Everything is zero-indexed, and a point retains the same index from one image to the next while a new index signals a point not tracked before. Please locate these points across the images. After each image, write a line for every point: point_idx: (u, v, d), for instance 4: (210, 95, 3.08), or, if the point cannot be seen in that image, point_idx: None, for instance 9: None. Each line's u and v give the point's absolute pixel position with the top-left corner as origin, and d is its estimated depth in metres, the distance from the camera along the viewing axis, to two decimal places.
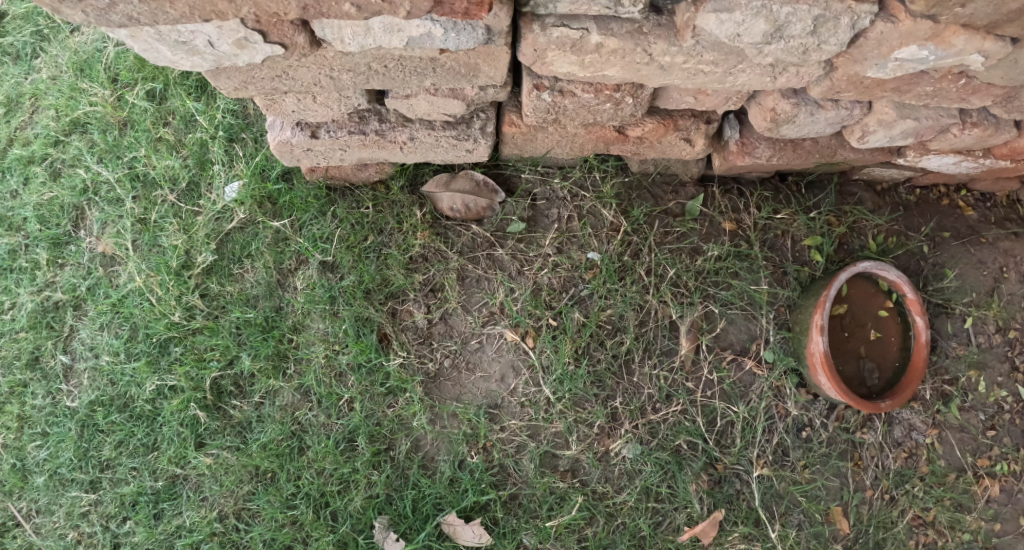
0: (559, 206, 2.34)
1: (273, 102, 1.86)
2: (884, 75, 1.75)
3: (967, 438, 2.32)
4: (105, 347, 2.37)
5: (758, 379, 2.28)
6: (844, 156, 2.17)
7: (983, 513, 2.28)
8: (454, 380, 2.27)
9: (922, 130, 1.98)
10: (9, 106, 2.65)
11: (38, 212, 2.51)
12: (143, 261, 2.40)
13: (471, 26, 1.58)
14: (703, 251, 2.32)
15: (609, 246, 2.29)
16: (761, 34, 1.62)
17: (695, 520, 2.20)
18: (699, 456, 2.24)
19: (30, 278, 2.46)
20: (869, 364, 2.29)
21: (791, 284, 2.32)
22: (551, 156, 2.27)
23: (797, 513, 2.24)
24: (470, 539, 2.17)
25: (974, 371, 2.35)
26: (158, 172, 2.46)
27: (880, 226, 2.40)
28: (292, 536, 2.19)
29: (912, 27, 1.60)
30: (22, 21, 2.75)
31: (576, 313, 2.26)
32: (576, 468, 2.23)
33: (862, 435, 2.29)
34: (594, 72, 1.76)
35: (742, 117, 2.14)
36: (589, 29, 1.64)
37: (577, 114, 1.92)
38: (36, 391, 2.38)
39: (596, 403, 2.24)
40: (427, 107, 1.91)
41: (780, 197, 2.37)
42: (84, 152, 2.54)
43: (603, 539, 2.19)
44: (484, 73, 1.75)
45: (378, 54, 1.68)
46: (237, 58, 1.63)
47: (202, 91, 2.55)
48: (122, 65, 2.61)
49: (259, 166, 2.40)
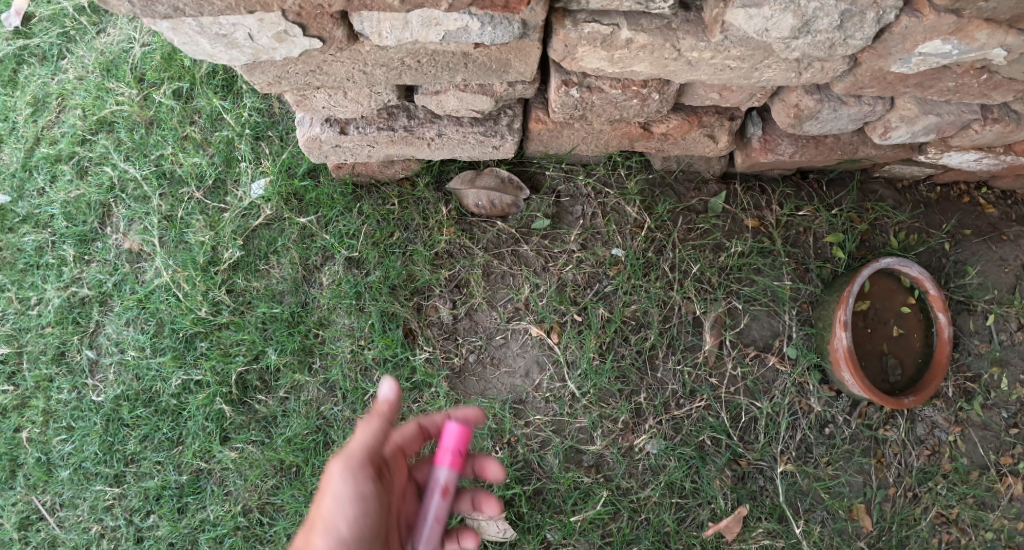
0: (583, 203, 2.35)
1: (304, 98, 1.89)
2: (908, 71, 1.76)
3: (990, 435, 2.31)
4: (132, 343, 2.39)
5: (781, 375, 2.29)
6: (866, 152, 2.18)
7: (1006, 512, 2.27)
8: (479, 375, 2.28)
9: (943, 126, 1.99)
10: (36, 106, 2.68)
11: (66, 209, 2.54)
12: (170, 257, 2.43)
13: (508, 19, 1.60)
14: (726, 247, 2.33)
15: (633, 243, 2.31)
16: (789, 29, 1.63)
17: (719, 516, 2.21)
18: (722, 451, 2.24)
19: (57, 274, 2.49)
20: (891, 360, 2.29)
21: (814, 281, 2.33)
22: (576, 153, 2.29)
23: (821, 510, 2.24)
24: (494, 534, 2.17)
25: (997, 368, 2.35)
26: (185, 170, 2.49)
27: (902, 223, 2.40)
28: None
29: (936, 22, 1.60)
30: (49, 23, 2.77)
31: (601, 309, 2.28)
32: (600, 464, 2.24)
33: (885, 431, 2.29)
34: (622, 68, 1.77)
35: (765, 113, 2.15)
36: (619, 24, 1.66)
37: (603, 111, 1.93)
38: (62, 385, 2.40)
39: (620, 398, 2.26)
40: (456, 103, 1.93)
41: (802, 194, 2.39)
42: (111, 150, 2.57)
43: (627, 535, 2.20)
44: (515, 69, 1.78)
45: (413, 49, 1.69)
46: (275, 51, 1.65)
47: (229, 90, 2.57)
48: (148, 65, 2.62)
49: (285, 164, 2.43)
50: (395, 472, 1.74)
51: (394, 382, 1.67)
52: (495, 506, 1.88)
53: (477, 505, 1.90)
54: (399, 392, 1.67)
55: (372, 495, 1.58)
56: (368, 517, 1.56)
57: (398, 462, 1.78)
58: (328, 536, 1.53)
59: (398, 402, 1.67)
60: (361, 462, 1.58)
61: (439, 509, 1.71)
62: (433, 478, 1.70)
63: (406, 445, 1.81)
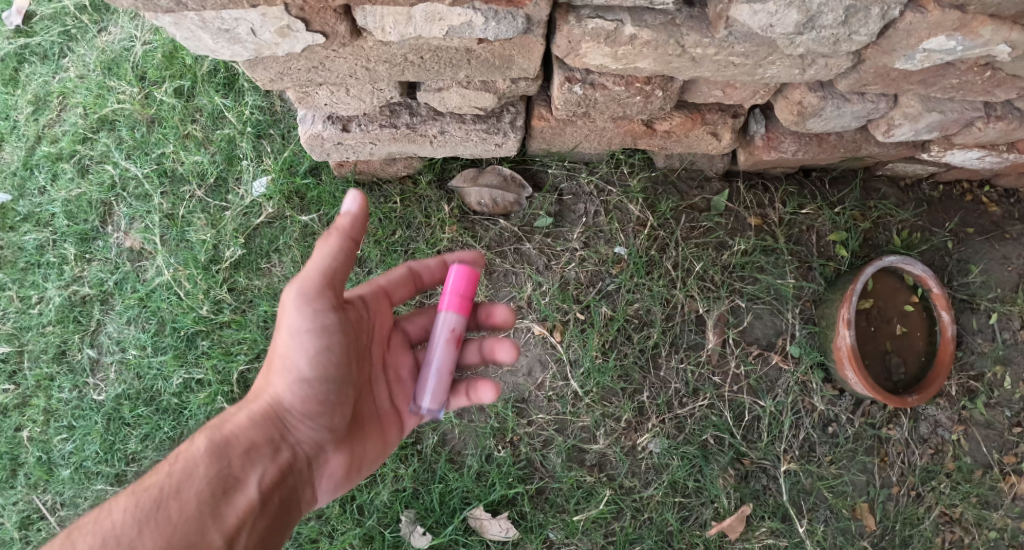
0: (586, 201, 2.35)
1: (306, 94, 1.88)
2: (913, 67, 1.75)
3: (994, 434, 2.31)
4: (133, 341, 2.39)
5: (784, 374, 2.28)
6: (869, 150, 2.18)
7: (1010, 511, 2.26)
8: (481, 374, 2.28)
9: (947, 123, 1.98)
10: (38, 105, 2.67)
11: (67, 208, 2.53)
12: (172, 256, 2.42)
13: (512, 15, 1.60)
14: (728, 245, 2.32)
15: (635, 241, 2.31)
16: (793, 25, 1.62)
17: (723, 515, 2.20)
18: (726, 450, 2.23)
19: (58, 273, 2.48)
20: (894, 359, 2.28)
21: (817, 279, 2.32)
22: (579, 151, 2.28)
23: (824, 509, 2.24)
24: (497, 534, 2.18)
25: (1000, 367, 2.35)
26: (187, 168, 2.49)
27: (905, 221, 2.39)
28: (318, 530, 2.19)
29: (941, 18, 1.60)
30: (50, 21, 2.76)
31: (604, 307, 2.27)
32: (603, 463, 2.23)
33: (888, 430, 2.29)
34: (626, 65, 1.77)
35: (768, 111, 2.14)
36: (622, 20, 1.66)
37: (606, 108, 1.93)
38: (63, 384, 2.40)
39: (623, 397, 2.25)
40: (459, 100, 1.92)
41: (805, 193, 2.38)
42: (113, 148, 2.56)
43: (630, 534, 2.19)
44: (518, 65, 1.77)
45: (416, 45, 1.69)
46: (278, 47, 1.65)
47: (230, 88, 2.55)
48: (150, 64, 2.61)
49: (287, 162, 2.42)
50: (377, 311, 1.88)
51: (360, 193, 1.64)
52: (507, 348, 1.98)
53: (484, 356, 2.01)
54: (364, 206, 1.65)
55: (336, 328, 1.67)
56: (327, 350, 1.67)
57: (382, 303, 1.91)
58: (291, 375, 1.67)
59: (365, 213, 1.65)
60: (317, 290, 1.64)
61: (447, 356, 1.84)
62: (439, 326, 1.82)
63: (395, 289, 1.95)
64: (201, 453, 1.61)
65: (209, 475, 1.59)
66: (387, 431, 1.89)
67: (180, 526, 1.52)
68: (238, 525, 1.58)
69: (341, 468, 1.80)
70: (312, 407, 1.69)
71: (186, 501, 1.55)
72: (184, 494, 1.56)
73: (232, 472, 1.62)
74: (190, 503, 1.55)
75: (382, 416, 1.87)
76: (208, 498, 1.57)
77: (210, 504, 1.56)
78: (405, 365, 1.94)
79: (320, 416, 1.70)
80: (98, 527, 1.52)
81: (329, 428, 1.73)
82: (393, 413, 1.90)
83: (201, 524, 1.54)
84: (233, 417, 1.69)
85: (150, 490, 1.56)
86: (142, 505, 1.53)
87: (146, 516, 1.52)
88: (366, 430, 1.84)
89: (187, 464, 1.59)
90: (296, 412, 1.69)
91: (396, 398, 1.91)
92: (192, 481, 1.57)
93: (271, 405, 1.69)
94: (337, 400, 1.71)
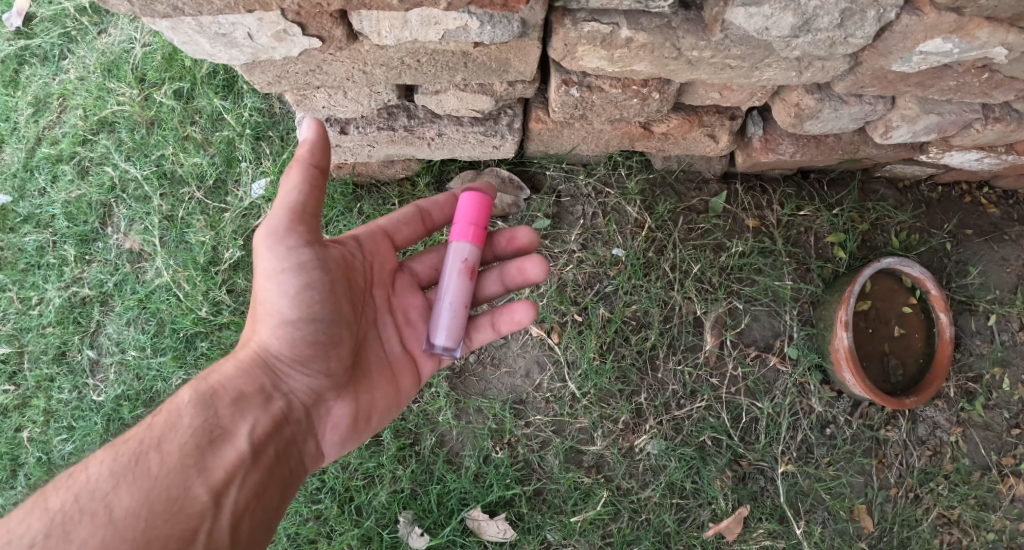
0: (584, 203, 2.35)
1: (304, 97, 1.89)
2: (909, 69, 1.75)
3: (992, 436, 2.31)
4: (132, 342, 2.40)
5: (781, 376, 2.28)
6: (867, 152, 2.18)
7: (1009, 513, 2.26)
8: (479, 375, 2.29)
9: (945, 125, 1.98)
10: (38, 106, 2.68)
11: (67, 209, 2.54)
12: (171, 257, 2.43)
13: (508, 18, 1.60)
14: (726, 247, 2.33)
15: (633, 243, 2.31)
16: (789, 27, 1.63)
17: (720, 516, 2.21)
18: (724, 452, 2.24)
19: (58, 274, 2.49)
20: (892, 361, 2.29)
21: (815, 281, 2.32)
22: (577, 153, 2.29)
23: (822, 511, 2.24)
24: (495, 535, 2.19)
25: (998, 369, 2.35)
26: (186, 170, 2.49)
27: (903, 223, 2.39)
28: (316, 531, 2.20)
29: (937, 20, 1.60)
30: (50, 23, 2.76)
31: (601, 309, 2.28)
32: (601, 464, 2.24)
33: (886, 432, 2.29)
34: (622, 67, 1.77)
35: (766, 113, 2.14)
36: (619, 23, 1.66)
37: (604, 110, 1.93)
38: (63, 385, 2.41)
39: (621, 398, 2.25)
40: (456, 103, 1.93)
41: (803, 194, 2.38)
42: (112, 150, 2.57)
43: (628, 535, 2.20)
44: (515, 68, 1.77)
45: (412, 48, 1.69)
46: (275, 51, 1.65)
47: (230, 90, 2.56)
48: (149, 66, 2.61)
49: (286, 164, 2.43)
50: (374, 252, 1.90)
51: (316, 118, 1.66)
52: (536, 263, 1.98)
53: (507, 284, 2.01)
54: (321, 131, 1.66)
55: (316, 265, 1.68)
56: (308, 290, 1.67)
57: (382, 245, 1.93)
58: (275, 320, 1.69)
59: (324, 138, 1.66)
60: (288, 224, 1.63)
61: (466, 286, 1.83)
62: (456, 256, 1.82)
63: (399, 230, 1.97)
64: (186, 405, 1.64)
65: (192, 426, 1.61)
66: (395, 379, 1.90)
67: (164, 476, 1.55)
68: (225, 474, 1.59)
69: (346, 418, 1.82)
70: (301, 352, 1.70)
71: (169, 451, 1.57)
72: (167, 445, 1.58)
73: (219, 422, 1.64)
74: (174, 454, 1.57)
75: (391, 363, 1.89)
76: (192, 448, 1.59)
77: (195, 454, 1.58)
78: (415, 306, 1.94)
79: (310, 361, 1.71)
80: (73, 482, 1.53)
81: (323, 374, 1.74)
82: (403, 358, 1.91)
83: (185, 474, 1.56)
84: (221, 368, 1.71)
85: (131, 442, 1.58)
86: (122, 458, 1.56)
87: (128, 468, 1.54)
88: (369, 379, 1.85)
89: (171, 416, 1.62)
90: (285, 359, 1.71)
91: (406, 343, 1.92)
92: (175, 433, 1.60)
93: (259, 354, 1.71)
94: (327, 344, 1.72)
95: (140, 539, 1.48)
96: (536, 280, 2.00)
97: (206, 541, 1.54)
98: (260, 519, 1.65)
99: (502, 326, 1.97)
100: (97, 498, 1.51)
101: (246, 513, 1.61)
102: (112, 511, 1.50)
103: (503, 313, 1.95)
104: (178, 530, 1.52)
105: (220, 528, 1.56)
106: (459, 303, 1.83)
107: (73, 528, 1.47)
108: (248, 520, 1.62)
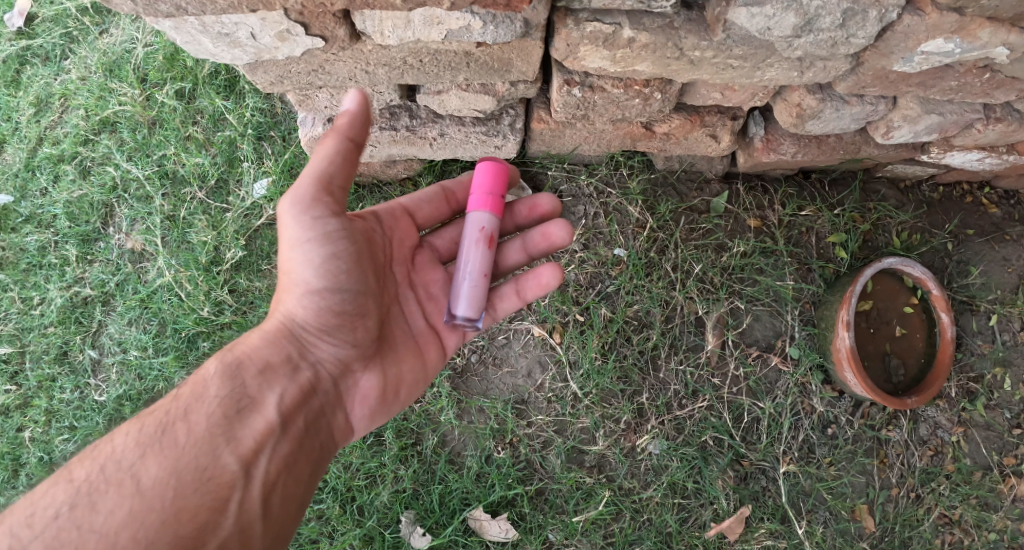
0: (586, 203, 2.35)
1: (306, 97, 1.89)
2: (911, 69, 1.75)
3: (993, 436, 2.31)
4: (134, 342, 2.40)
5: (783, 376, 2.28)
6: (868, 152, 2.18)
7: (1010, 513, 2.26)
8: (481, 375, 2.29)
9: (946, 125, 1.98)
10: (39, 106, 2.68)
11: (68, 209, 2.54)
12: (173, 257, 2.43)
13: (510, 19, 1.60)
14: (728, 247, 2.33)
15: (635, 243, 2.31)
16: (791, 28, 1.63)
17: (721, 516, 2.21)
18: (725, 452, 2.24)
19: (60, 274, 2.49)
20: (894, 361, 2.29)
21: (816, 281, 2.33)
22: (579, 153, 2.29)
23: (823, 511, 2.24)
24: (497, 534, 2.19)
25: (1000, 369, 2.35)
26: (188, 170, 2.50)
27: (905, 223, 2.39)
28: (317, 530, 2.20)
29: (939, 20, 1.60)
30: (52, 23, 2.76)
31: (603, 309, 2.28)
32: (603, 464, 2.24)
33: (888, 432, 2.29)
34: (624, 68, 1.77)
35: (767, 113, 2.14)
36: (621, 23, 1.66)
37: (605, 110, 1.93)
38: (65, 385, 2.41)
39: (623, 398, 2.25)
40: (458, 103, 1.93)
41: (804, 194, 2.38)
42: (114, 150, 2.57)
43: (629, 535, 2.20)
44: (517, 68, 1.78)
45: (415, 48, 1.69)
46: (278, 51, 1.66)
47: (231, 90, 2.56)
48: (151, 65, 2.61)
49: (288, 164, 2.43)
50: (395, 228, 1.89)
51: (360, 90, 1.60)
52: (561, 226, 1.98)
53: (530, 252, 2.01)
54: (365, 103, 1.61)
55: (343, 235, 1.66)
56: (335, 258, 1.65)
57: (402, 221, 1.91)
58: (301, 290, 1.68)
59: (366, 110, 1.61)
60: (317, 198, 1.61)
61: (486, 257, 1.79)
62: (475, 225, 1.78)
63: (419, 207, 1.96)
64: (212, 376, 1.65)
65: (218, 397, 1.62)
66: (421, 352, 1.90)
67: (191, 446, 1.56)
68: (254, 444, 1.60)
69: (376, 391, 1.81)
70: (328, 322, 1.69)
71: (196, 422, 1.59)
72: (193, 416, 1.59)
73: (246, 393, 1.64)
74: (201, 425, 1.59)
75: (416, 336, 1.89)
76: (219, 418, 1.60)
77: (222, 425, 1.59)
78: (436, 281, 1.93)
79: (337, 331, 1.71)
80: (100, 453, 1.56)
81: (351, 345, 1.74)
82: (428, 332, 1.91)
83: (213, 444, 1.57)
84: (247, 339, 1.71)
85: (157, 414, 1.60)
86: (148, 429, 1.58)
87: (154, 439, 1.56)
88: (397, 350, 1.85)
89: (197, 388, 1.63)
90: (313, 330, 1.70)
91: (430, 318, 1.91)
92: (202, 403, 1.61)
93: (286, 325, 1.71)
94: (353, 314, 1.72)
95: (169, 509, 1.50)
96: (561, 245, 2.00)
97: (237, 512, 1.55)
98: (291, 490, 1.65)
99: (528, 292, 1.96)
100: (124, 469, 1.53)
101: (277, 484, 1.62)
102: (139, 482, 1.51)
103: (530, 279, 1.94)
104: (208, 500, 1.53)
105: (250, 499, 1.57)
106: (485, 272, 1.80)
107: (100, 498, 1.50)
108: (278, 491, 1.62)
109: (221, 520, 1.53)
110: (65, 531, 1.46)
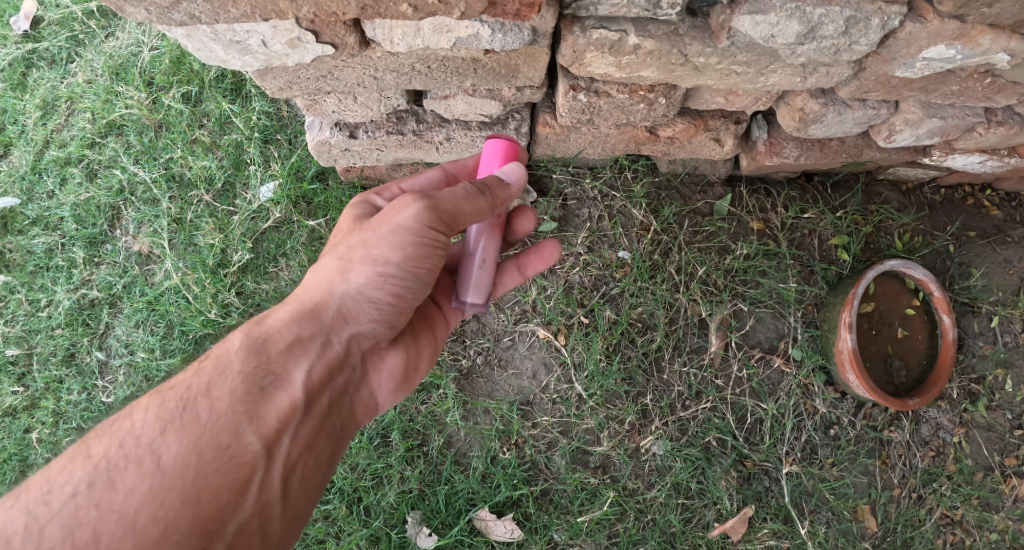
0: (590, 206, 2.37)
1: (314, 102, 1.91)
2: (912, 75, 1.77)
3: (995, 437, 2.33)
4: (141, 344, 2.42)
5: (786, 377, 2.30)
6: (871, 156, 2.19)
7: (1011, 513, 2.28)
8: (486, 377, 2.31)
9: (948, 129, 2.00)
10: (46, 109, 2.69)
11: (75, 212, 2.56)
12: (180, 260, 2.45)
13: (519, 27, 1.62)
14: (731, 249, 2.34)
15: (639, 246, 2.33)
16: (794, 35, 1.64)
17: (725, 516, 2.23)
18: (728, 453, 2.26)
19: (67, 277, 2.51)
20: (896, 362, 2.31)
21: (819, 283, 2.34)
22: (583, 157, 2.31)
23: (826, 511, 2.26)
24: (502, 534, 2.21)
25: (1001, 370, 2.36)
26: (194, 173, 2.51)
27: (906, 225, 2.41)
28: (325, 530, 2.22)
29: (940, 27, 1.62)
30: (58, 26, 2.78)
31: (607, 311, 2.30)
32: (607, 465, 2.26)
33: (889, 433, 2.31)
34: (630, 73, 1.79)
35: (770, 117, 2.16)
36: (627, 30, 1.67)
37: (610, 115, 1.95)
38: (72, 387, 2.43)
39: (627, 399, 2.27)
40: (464, 108, 1.95)
41: (807, 197, 2.39)
42: (121, 153, 2.58)
43: (634, 535, 2.22)
44: (524, 74, 1.79)
45: (424, 55, 1.71)
46: (288, 57, 1.67)
47: (237, 93, 2.58)
48: (157, 69, 2.63)
49: (294, 167, 2.46)
50: None
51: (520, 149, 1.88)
52: (527, 217, 2.00)
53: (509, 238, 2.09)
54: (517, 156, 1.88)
55: (430, 245, 1.65)
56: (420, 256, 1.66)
57: None
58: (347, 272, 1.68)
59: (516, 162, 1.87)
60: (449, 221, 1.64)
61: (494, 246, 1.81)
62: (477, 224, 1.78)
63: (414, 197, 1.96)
64: (236, 350, 1.65)
65: (242, 373, 1.62)
66: (432, 328, 1.95)
67: (214, 423, 1.57)
68: (276, 424, 1.61)
69: (395, 368, 1.84)
70: (355, 303, 1.69)
71: (218, 398, 1.59)
72: (215, 392, 1.60)
73: (272, 370, 1.64)
74: (223, 401, 1.59)
75: (427, 314, 1.94)
76: (241, 396, 1.60)
77: (245, 402, 1.60)
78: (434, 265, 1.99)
79: (368, 312, 1.70)
80: (120, 428, 1.57)
81: (377, 325, 1.73)
82: (437, 311, 1.97)
83: (236, 422, 1.58)
84: (271, 315, 1.70)
85: (178, 390, 1.61)
86: (170, 405, 1.59)
87: (176, 414, 1.57)
88: (412, 328, 1.89)
89: (220, 363, 1.63)
90: (351, 309, 1.69)
91: (436, 296, 1.97)
92: (224, 380, 1.61)
93: (311, 303, 1.69)
94: (397, 300, 1.70)
95: (190, 488, 1.51)
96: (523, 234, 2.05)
97: (258, 491, 1.57)
98: (311, 469, 1.67)
99: (526, 270, 2.03)
100: (145, 445, 1.54)
101: (298, 463, 1.63)
102: (160, 459, 1.53)
103: (533, 255, 2.02)
104: (229, 480, 1.54)
105: (271, 478, 1.59)
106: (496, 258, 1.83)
107: (119, 476, 1.51)
108: (299, 470, 1.64)
109: (241, 500, 1.55)
110: (83, 509, 1.48)
